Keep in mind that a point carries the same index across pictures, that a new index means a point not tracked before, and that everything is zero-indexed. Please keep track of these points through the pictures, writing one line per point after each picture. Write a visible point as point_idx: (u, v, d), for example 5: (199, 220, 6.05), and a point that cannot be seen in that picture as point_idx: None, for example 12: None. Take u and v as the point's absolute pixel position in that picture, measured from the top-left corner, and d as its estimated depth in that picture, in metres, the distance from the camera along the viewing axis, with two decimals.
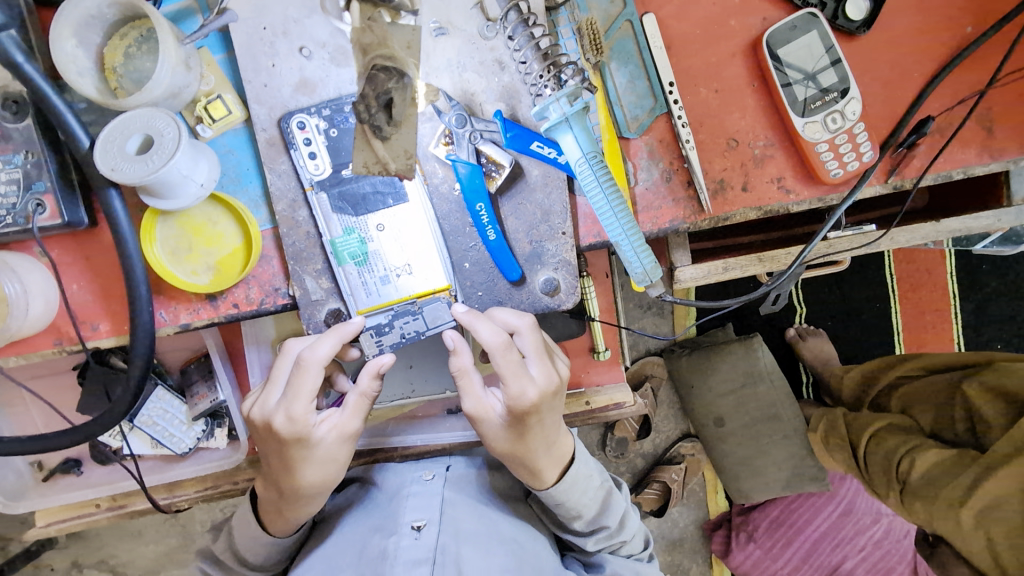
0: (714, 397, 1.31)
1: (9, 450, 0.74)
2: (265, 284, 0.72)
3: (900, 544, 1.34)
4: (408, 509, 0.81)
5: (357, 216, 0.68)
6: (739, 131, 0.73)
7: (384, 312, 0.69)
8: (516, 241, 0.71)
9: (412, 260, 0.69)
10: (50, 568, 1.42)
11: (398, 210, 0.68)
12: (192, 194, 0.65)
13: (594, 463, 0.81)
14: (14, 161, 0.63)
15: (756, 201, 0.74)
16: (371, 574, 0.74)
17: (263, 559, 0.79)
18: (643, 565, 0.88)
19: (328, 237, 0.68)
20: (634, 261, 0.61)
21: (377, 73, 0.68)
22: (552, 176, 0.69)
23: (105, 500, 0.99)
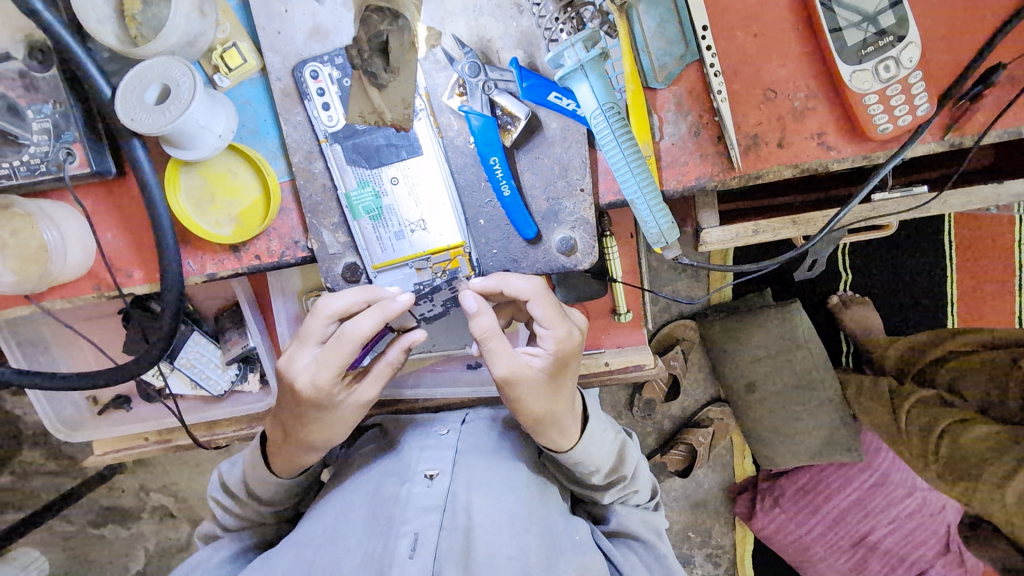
0: (747, 362, 1.27)
1: (63, 385, 0.81)
2: (285, 236, 0.73)
3: (934, 519, 1.30)
4: (421, 458, 0.84)
5: (371, 168, 0.67)
6: (778, 81, 0.67)
7: (399, 268, 0.70)
8: (532, 198, 0.69)
9: (427, 215, 0.68)
10: (122, 489, 1.56)
11: (411, 164, 0.67)
12: (211, 145, 0.66)
13: (606, 418, 0.82)
14: (43, 110, 0.64)
15: (792, 158, 0.69)
16: (385, 515, 0.79)
17: (271, 495, 0.81)
18: (650, 513, 0.89)
19: (343, 190, 0.68)
20: (648, 220, 0.57)
21: (370, 14, 0.66)
22: (571, 129, 0.66)
23: (153, 434, 1.07)
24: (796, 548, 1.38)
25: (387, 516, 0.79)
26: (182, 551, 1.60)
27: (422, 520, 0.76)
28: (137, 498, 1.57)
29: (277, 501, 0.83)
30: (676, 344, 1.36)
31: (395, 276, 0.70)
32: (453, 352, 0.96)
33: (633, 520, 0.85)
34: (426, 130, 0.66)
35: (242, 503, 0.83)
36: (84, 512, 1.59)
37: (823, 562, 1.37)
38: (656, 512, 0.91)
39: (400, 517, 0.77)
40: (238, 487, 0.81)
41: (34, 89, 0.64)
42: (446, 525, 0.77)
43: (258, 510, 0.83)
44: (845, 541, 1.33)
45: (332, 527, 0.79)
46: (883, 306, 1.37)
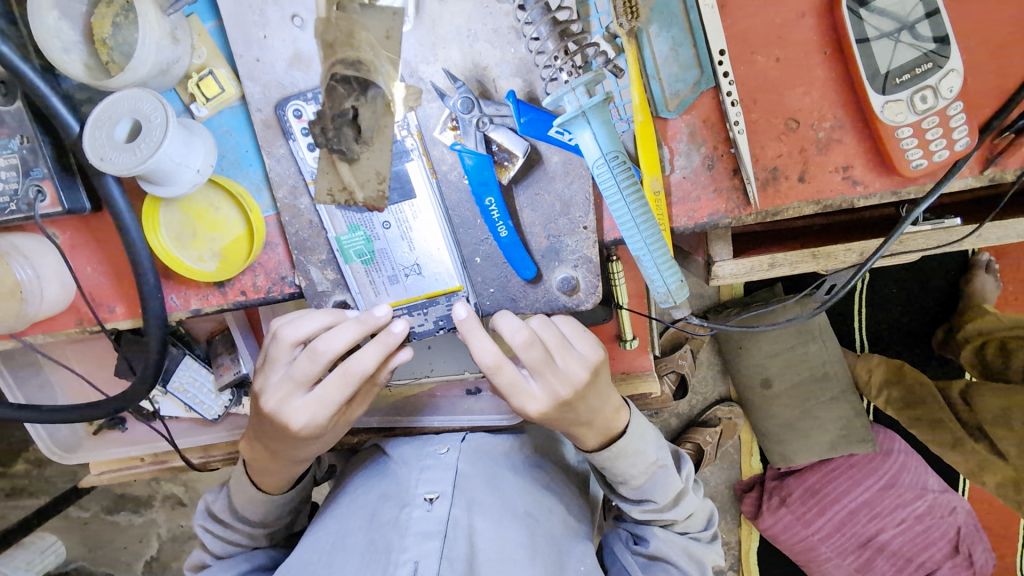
0: (763, 358, 1.25)
1: (49, 418, 0.79)
2: (271, 272, 0.70)
3: (944, 521, 1.29)
4: (420, 481, 0.81)
5: (361, 213, 0.63)
6: (801, 110, 0.62)
7: (417, 308, 0.64)
8: (532, 236, 0.65)
9: (421, 258, 0.63)
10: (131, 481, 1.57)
11: (404, 206, 0.62)
12: (189, 180, 0.61)
13: (654, 435, 0.72)
14: (10, 145, 0.60)
15: (815, 193, 0.63)
16: (383, 539, 0.76)
17: (263, 516, 0.79)
18: (697, 546, 0.77)
19: (333, 235, 0.64)
20: (656, 279, 0.52)
21: (336, 84, 0.57)
22: (574, 163, 0.62)
23: (148, 455, 1.05)
24: (803, 548, 1.34)
25: (385, 544, 0.75)
26: (193, 539, 1.60)
27: (422, 547, 0.73)
28: (146, 489, 1.58)
29: (268, 524, 0.80)
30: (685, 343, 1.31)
31: (410, 318, 0.64)
32: (452, 377, 0.93)
33: (674, 550, 0.75)
34: (419, 172, 0.61)
35: (235, 527, 0.79)
36: (97, 499, 1.59)
37: (829, 561, 1.34)
38: (709, 547, 0.79)
39: (398, 544, 0.74)
40: (227, 510, 0.79)
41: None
42: (448, 554, 0.73)
43: (249, 535, 0.80)
44: (851, 542, 1.30)
45: (326, 557, 0.76)
46: (905, 310, 1.33)
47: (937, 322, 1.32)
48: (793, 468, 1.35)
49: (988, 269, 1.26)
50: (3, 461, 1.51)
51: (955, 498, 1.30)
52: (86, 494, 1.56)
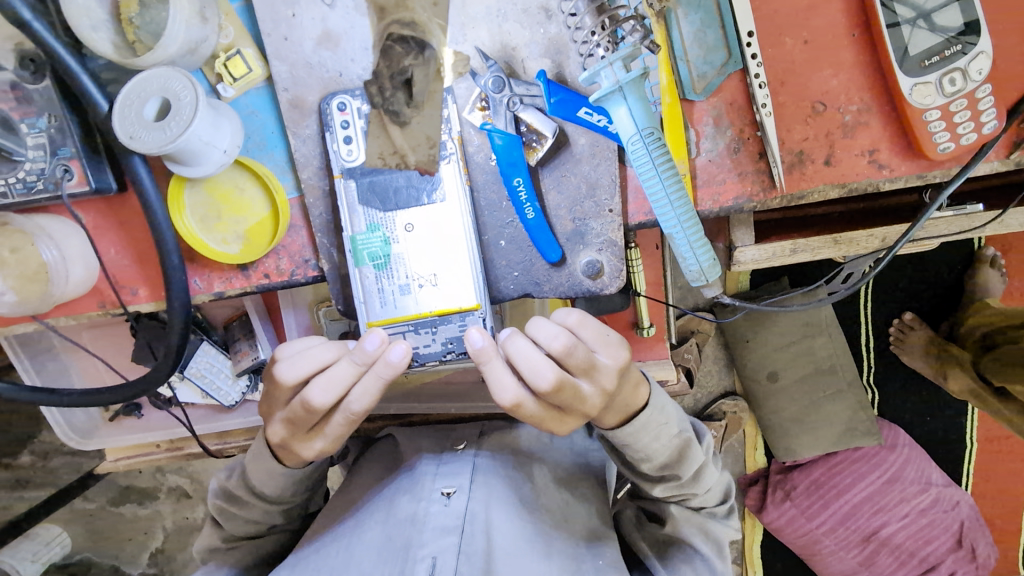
0: (771, 350, 1.26)
1: (69, 402, 0.79)
2: (295, 255, 0.70)
3: (947, 515, 1.32)
4: (437, 477, 0.81)
5: (384, 211, 0.60)
6: (828, 92, 0.62)
7: (425, 326, 0.61)
8: (557, 219, 0.65)
9: (440, 270, 0.60)
10: (137, 474, 1.58)
11: (431, 207, 0.60)
12: (215, 161, 0.62)
13: (675, 407, 0.72)
14: (37, 124, 0.60)
15: (840, 177, 0.64)
16: (402, 536, 0.75)
17: (279, 492, 0.76)
18: (715, 524, 0.76)
19: (349, 232, 0.61)
20: (688, 258, 0.51)
21: (393, 44, 0.61)
22: (601, 145, 0.62)
23: (164, 442, 1.06)
24: (805, 542, 1.35)
25: (403, 540, 0.74)
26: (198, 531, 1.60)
27: (440, 543, 0.72)
28: (151, 481, 1.58)
29: (284, 500, 0.78)
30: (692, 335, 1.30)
31: (415, 335, 0.61)
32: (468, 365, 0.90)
33: (689, 528, 0.74)
34: (453, 175, 0.60)
35: (249, 504, 0.77)
36: (103, 491, 1.60)
37: (832, 555, 1.34)
38: (727, 522, 0.78)
39: (416, 540, 0.73)
40: (240, 486, 0.76)
41: (26, 102, 0.60)
42: (466, 549, 0.72)
43: (264, 511, 0.78)
44: (855, 536, 1.31)
45: (342, 558, 0.75)
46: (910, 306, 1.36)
47: (945, 315, 1.35)
48: (798, 462, 1.36)
49: (993, 264, 1.27)
50: (8, 454, 1.52)
51: (958, 493, 1.34)
52: (92, 486, 1.56)
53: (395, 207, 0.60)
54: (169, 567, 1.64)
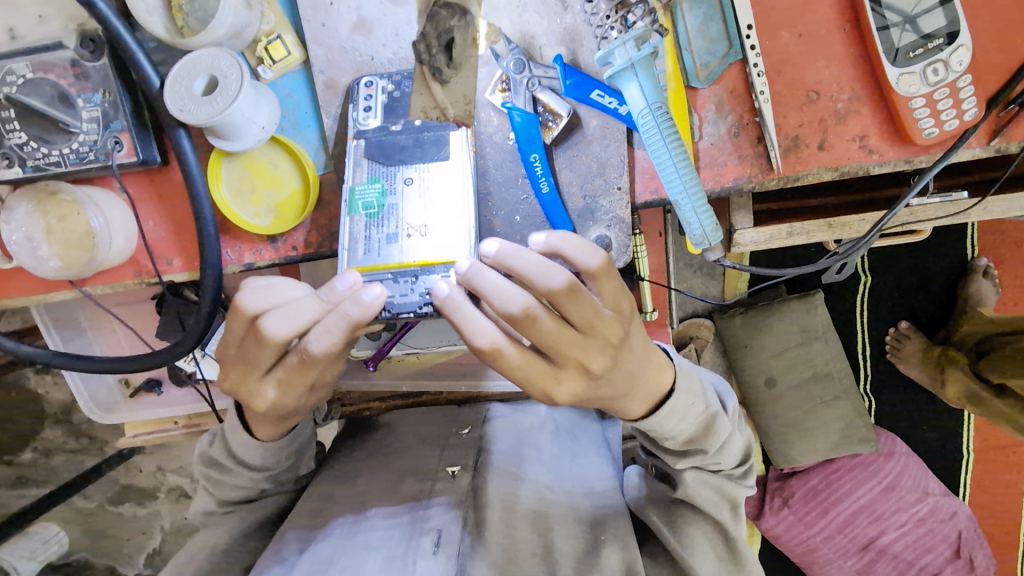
0: (766, 358, 1.31)
1: (97, 369, 0.82)
2: (322, 228, 0.74)
3: (946, 525, 1.34)
4: (446, 458, 0.86)
5: (387, 165, 0.65)
6: (821, 82, 0.67)
7: (405, 276, 0.62)
8: (570, 195, 0.70)
9: (431, 223, 0.64)
10: (139, 470, 1.59)
11: (432, 167, 0.65)
12: (254, 136, 0.67)
13: (701, 386, 0.73)
14: (93, 99, 0.66)
15: (833, 160, 0.68)
16: (406, 513, 0.78)
17: (261, 460, 0.78)
18: (730, 484, 0.76)
19: (350, 181, 0.65)
20: (693, 222, 0.57)
21: (439, 9, 0.67)
22: (611, 127, 0.67)
23: (182, 418, 1.09)
24: (803, 550, 1.36)
25: (409, 515, 0.77)
26: (195, 532, 1.62)
27: (446, 516, 0.76)
28: (153, 479, 1.60)
29: (269, 467, 0.80)
30: (690, 341, 1.35)
31: (394, 283, 0.62)
32: None
33: (703, 490, 0.75)
34: (461, 139, 0.65)
35: (233, 472, 0.79)
36: (103, 489, 1.62)
37: (830, 563, 1.36)
38: (745, 483, 0.78)
39: (422, 514, 0.76)
40: (224, 455, 0.78)
41: (84, 78, 0.66)
42: (469, 523, 0.76)
43: (249, 479, 0.79)
44: (854, 544, 1.34)
45: (347, 531, 0.76)
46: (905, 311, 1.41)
47: (938, 322, 1.39)
48: (795, 468, 1.39)
49: (986, 274, 1.32)
50: (12, 450, 1.55)
51: (955, 503, 1.36)
52: (92, 484, 1.59)
53: (399, 163, 0.65)
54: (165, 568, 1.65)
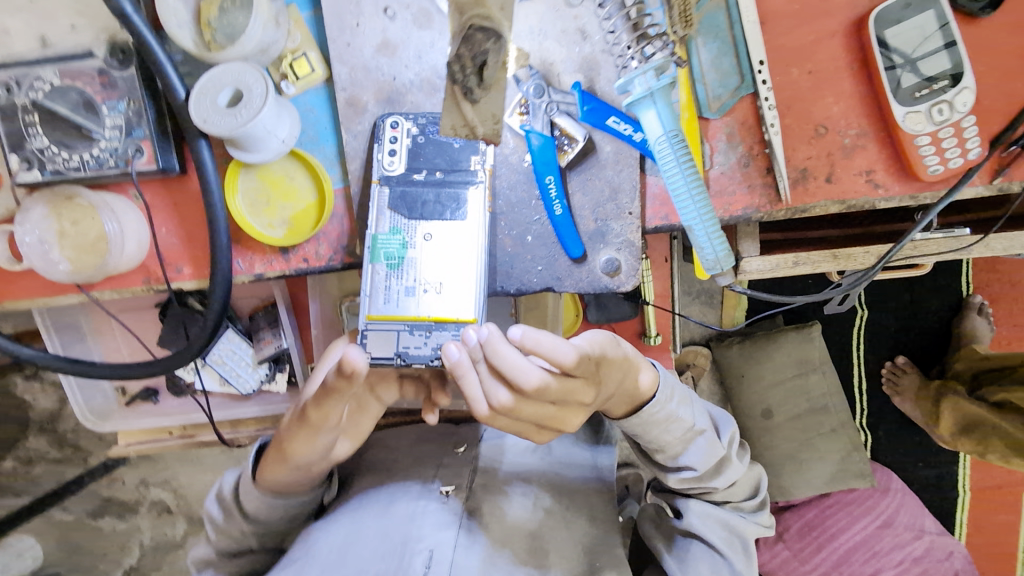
0: (763, 387, 1.32)
1: (94, 374, 0.80)
2: (334, 241, 0.75)
3: (942, 566, 1.31)
4: (438, 476, 0.83)
5: (409, 217, 0.65)
6: (830, 118, 0.69)
7: (420, 329, 0.63)
8: (581, 218, 0.71)
9: (446, 280, 0.64)
10: (122, 482, 1.56)
11: (451, 220, 0.65)
12: (274, 149, 0.68)
13: (691, 402, 0.75)
14: (118, 107, 0.67)
15: (839, 193, 0.70)
16: (399, 536, 0.75)
17: (261, 512, 0.77)
18: (738, 518, 0.78)
19: (372, 230, 0.65)
20: (705, 247, 0.59)
21: (474, 33, 0.68)
22: (624, 153, 0.69)
23: (177, 429, 1.07)
24: None
25: (400, 535, 0.75)
26: (176, 550, 1.57)
27: (439, 536, 0.74)
28: (135, 493, 1.56)
29: (269, 522, 0.78)
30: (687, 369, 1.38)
31: (409, 335, 0.63)
32: None
33: (710, 526, 0.77)
34: (481, 197, 0.66)
35: (233, 521, 0.78)
36: (82, 502, 1.57)
37: None
38: (753, 518, 0.80)
39: (414, 535, 0.74)
40: (230, 498, 0.78)
41: (111, 86, 0.67)
42: (464, 543, 0.75)
43: (244, 529, 0.78)
44: None
45: (337, 553, 0.73)
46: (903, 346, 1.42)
47: (936, 360, 1.40)
48: (790, 502, 1.38)
49: (980, 312, 1.34)
50: None
51: (951, 543, 1.34)
52: (72, 496, 1.54)
53: (419, 215, 0.65)
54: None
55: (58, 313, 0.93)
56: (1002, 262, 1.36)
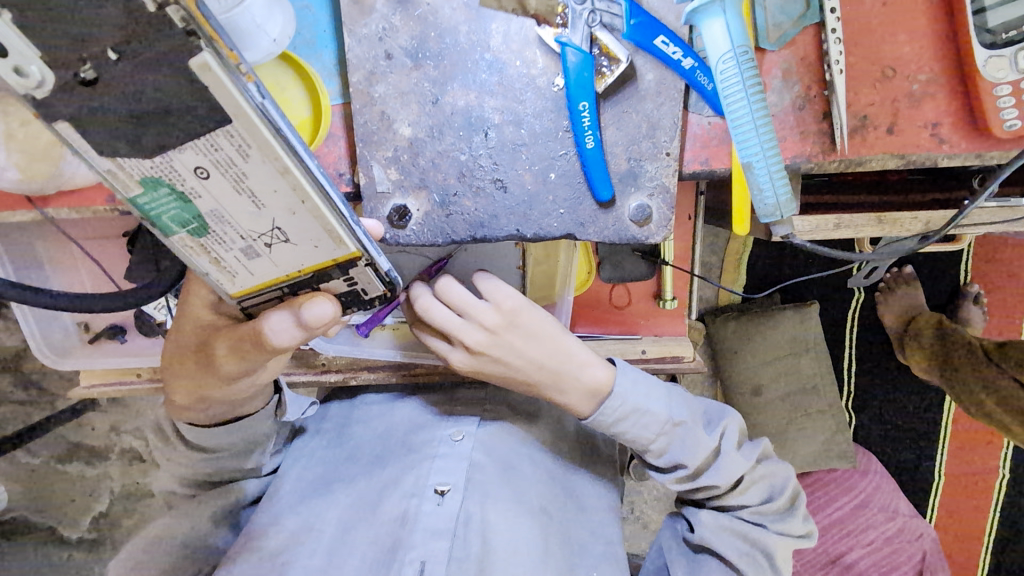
0: (753, 365, 1.28)
1: (49, 305, 0.71)
2: (328, 167, 0.66)
3: (910, 545, 1.29)
4: (432, 469, 0.79)
5: (153, 159, 0.44)
6: (899, 59, 0.62)
7: (300, 282, 0.58)
8: (612, 156, 0.63)
9: (281, 222, 0.51)
10: (92, 427, 1.47)
11: (220, 138, 0.44)
12: (263, 50, 0.58)
13: (666, 393, 0.73)
14: None
15: (900, 146, 0.63)
16: (393, 538, 0.76)
17: (219, 442, 0.78)
18: (756, 528, 0.75)
19: (126, 197, 0.47)
20: (765, 189, 0.53)
21: None
22: (668, 83, 0.61)
23: (147, 371, 0.98)
24: None
25: (391, 539, 0.76)
26: (148, 497, 1.51)
27: (430, 547, 0.74)
28: (106, 439, 1.48)
29: (226, 449, 0.79)
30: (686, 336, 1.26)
31: (293, 284, 0.59)
32: None
33: (723, 538, 0.75)
34: (220, 81, 0.40)
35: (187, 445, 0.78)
36: (50, 445, 1.48)
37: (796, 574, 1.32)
38: (776, 528, 0.76)
39: (407, 541, 0.74)
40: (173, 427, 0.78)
41: None
42: (456, 554, 0.75)
43: (196, 456, 0.79)
44: (820, 558, 1.30)
45: (325, 559, 0.76)
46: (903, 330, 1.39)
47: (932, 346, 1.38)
48: None
49: (976, 301, 1.32)
50: None
51: (922, 525, 1.31)
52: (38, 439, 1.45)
53: (162, 151, 0.44)
54: (113, 533, 1.52)
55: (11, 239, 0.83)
56: (1004, 252, 1.33)
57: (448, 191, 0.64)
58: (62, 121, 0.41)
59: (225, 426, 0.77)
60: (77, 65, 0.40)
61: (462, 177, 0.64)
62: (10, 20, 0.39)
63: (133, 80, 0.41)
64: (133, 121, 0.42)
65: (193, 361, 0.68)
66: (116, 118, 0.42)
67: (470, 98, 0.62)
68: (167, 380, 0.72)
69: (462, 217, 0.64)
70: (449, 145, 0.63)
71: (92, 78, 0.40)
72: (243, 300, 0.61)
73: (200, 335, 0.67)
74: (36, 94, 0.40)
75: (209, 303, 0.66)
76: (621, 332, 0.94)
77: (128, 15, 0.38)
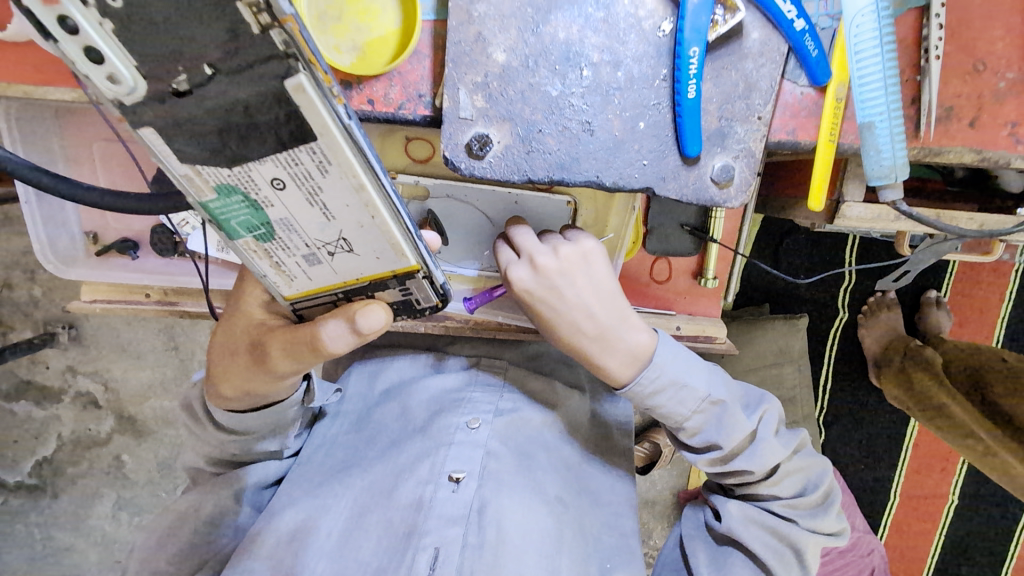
0: (740, 371, 1.29)
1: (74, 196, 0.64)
2: (409, 85, 0.63)
3: (862, 559, 1.34)
4: (448, 457, 0.76)
5: (233, 168, 0.43)
6: (991, 54, 0.63)
7: (357, 291, 0.57)
8: (705, 112, 0.62)
9: (348, 233, 0.50)
10: (46, 366, 1.35)
11: (302, 154, 0.42)
12: None
13: (706, 372, 0.74)
14: None
15: (978, 141, 0.64)
16: (405, 525, 0.72)
17: (249, 428, 0.73)
18: (789, 525, 0.75)
19: (198, 201, 0.46)
20: (884, 150, 0.60)
21: None
22: (772, 44, 0.60)
23: (156, 293, 0.91)
24: None
25: (406, 525, 0.72)
26: (99, 447, 1.41)
27: (445, 533, 0.70)
28: (61, 380, 1.36)
29: (255, 432, 0.74)
30: None
31: (350, 290, 0.57)
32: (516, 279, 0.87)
33: (755, 534, 0.75)
34: (314, 105, 0.39)
35: (216, 427, 0.73)
36: None
37: None
38: (807, 524, 0.76)
39: (420, 527, 0.71)
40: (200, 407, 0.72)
41: None
42: (470, 542, 0.72)
43: (224, 438, 0.73)
44: None
45: (336, 545, 0.73)
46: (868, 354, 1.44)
47: None
48: None
49: (938, 305, 1.38)
50: None
51: (873, 541, 1.37)
52: None
53: (243, 162, 0.42)
54: (57, 480, 1.43)
55: (28, 135, 0.77)
56: (978, 284, 1.38)
57: (533, 126, 0.62)
58: (148, 127, 0.40)
59: (257, 411, 0.71)
60: (172, 77, 0.38)
61: (550, 113, 0.61)
62: (111, 30, 0.36)
63: (226, 95, 0.39)
64: (216, 131, 0.41)
65: (240, 358, 0.62)
66: (203, 131, 0.41)
67: (571, 32, 0.61)
68: (213, 369, 0.65)
69: (543, 156, 0.62)
70: (542, 79, 0.61)
71: (185, 90, 0.38)
72: (295, 303, 0.59)
73: (252, 336, 0.62)
74: (126, 99, 0.38)
75: (262, 301, 0.63)
76: (656, 306, 0.93)
77: (230, 36, 0.36)
